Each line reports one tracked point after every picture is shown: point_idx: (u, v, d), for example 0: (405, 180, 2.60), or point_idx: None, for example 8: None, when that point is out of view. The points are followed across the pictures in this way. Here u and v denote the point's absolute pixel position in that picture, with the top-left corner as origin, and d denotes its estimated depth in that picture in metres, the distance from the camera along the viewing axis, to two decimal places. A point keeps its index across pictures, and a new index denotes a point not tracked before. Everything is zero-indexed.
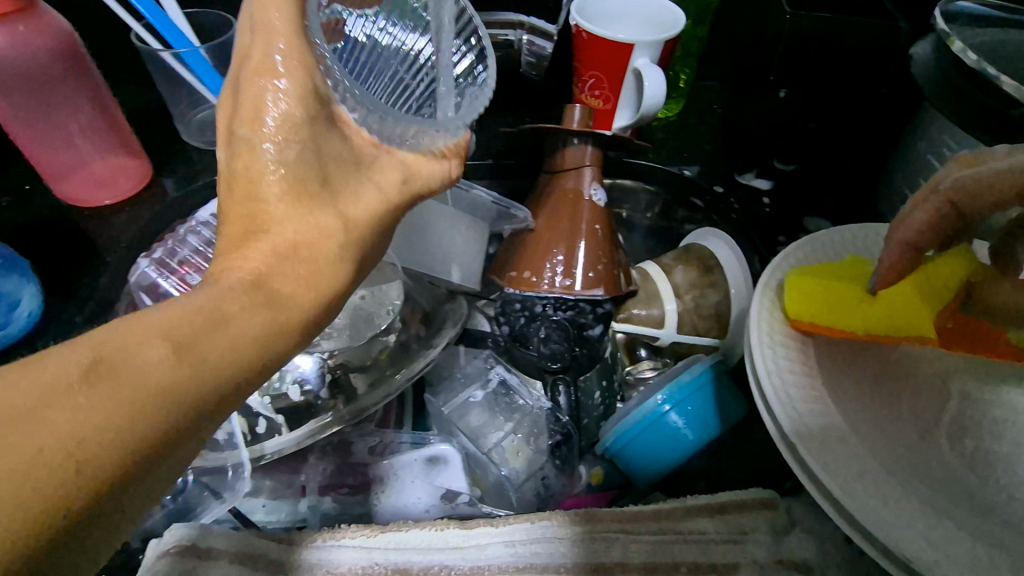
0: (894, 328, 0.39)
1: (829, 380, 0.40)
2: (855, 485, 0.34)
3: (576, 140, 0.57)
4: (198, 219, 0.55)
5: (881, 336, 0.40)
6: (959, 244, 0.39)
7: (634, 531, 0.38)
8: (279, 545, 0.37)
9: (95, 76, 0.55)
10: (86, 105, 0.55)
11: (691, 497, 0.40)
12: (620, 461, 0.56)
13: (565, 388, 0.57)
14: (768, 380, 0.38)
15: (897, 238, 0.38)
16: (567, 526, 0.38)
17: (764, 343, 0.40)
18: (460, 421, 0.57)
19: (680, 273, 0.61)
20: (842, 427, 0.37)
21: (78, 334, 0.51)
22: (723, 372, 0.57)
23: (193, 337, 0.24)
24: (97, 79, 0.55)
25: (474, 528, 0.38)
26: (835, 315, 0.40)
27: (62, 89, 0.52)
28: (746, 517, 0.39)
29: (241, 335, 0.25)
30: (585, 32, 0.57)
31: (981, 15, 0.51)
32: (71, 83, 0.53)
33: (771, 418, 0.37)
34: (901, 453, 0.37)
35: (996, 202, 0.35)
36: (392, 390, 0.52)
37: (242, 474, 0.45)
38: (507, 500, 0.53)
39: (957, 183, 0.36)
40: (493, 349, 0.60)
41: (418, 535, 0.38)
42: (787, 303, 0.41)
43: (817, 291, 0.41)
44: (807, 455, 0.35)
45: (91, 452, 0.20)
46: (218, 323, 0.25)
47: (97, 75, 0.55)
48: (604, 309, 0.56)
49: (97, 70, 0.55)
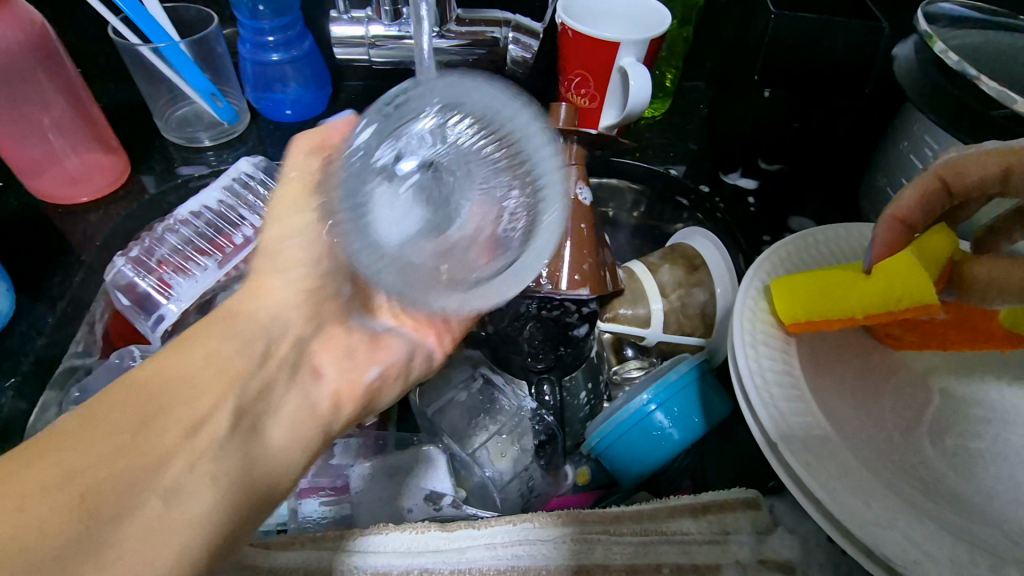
0: (893, 304, 0.37)
1: (812, 378, 0.40)
2: (836, 484, 0.34)
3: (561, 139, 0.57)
4: (176, 217, 0.54)
5: (882, 316, 0.38)
6: (939, 221, 0.39)
7: (617, 532, 0.38)
8: (256, 549, 0.37)
9: (69, 71, 0.53)
10: (59, 100, 0.53)
11: (675, 497, 0.40)
12: (605, 460, 0.56)
13: (550, 387, 0.56)
14: (751, 381, 0.38)
15: (886, 214, 0.39)
16: (547, 529, 0.37)
17: (747, 342, 0.40)
18: (443, 421, 0.57)
19: (666, 271, 0.61)
20: (824, 426, 0.37)
21: (59, 347, 0.51)
22: (707, 372, 0.57)
23: (152, 408, 0.30)
24: (71, 73, 0.53)
25: (455, 530, 0.37)
26: (827, 306, 0.39)
27: (33, 84, 0.51)
28: (729, 516, 0.38)
29: (195, 399, 0.31)
30: (571, 30, 0.57)
31: (962, 17, 0.51)
32: (45, 78, 0.51)
33: (754, 419, 0.37)
34: (884, 453, 0.37)
35: (982, 180, 0.36)
36: None
37: None
38: (492, 501, 0.53)
39: (945, 160, 0.37)
40: (478, 348, 0.59)
41: (399, 538, 0.37)
42: (778, 306, 0.40)
43: (805, 288, 0.40)
44: (789, 452, 0.35)
45: (54, 522, 0.24)
46: (164, 407, 0.30)
47: (71, 69, 0.53)
48: (590, 309, 0.55)
49: (71, 64, 0.54)
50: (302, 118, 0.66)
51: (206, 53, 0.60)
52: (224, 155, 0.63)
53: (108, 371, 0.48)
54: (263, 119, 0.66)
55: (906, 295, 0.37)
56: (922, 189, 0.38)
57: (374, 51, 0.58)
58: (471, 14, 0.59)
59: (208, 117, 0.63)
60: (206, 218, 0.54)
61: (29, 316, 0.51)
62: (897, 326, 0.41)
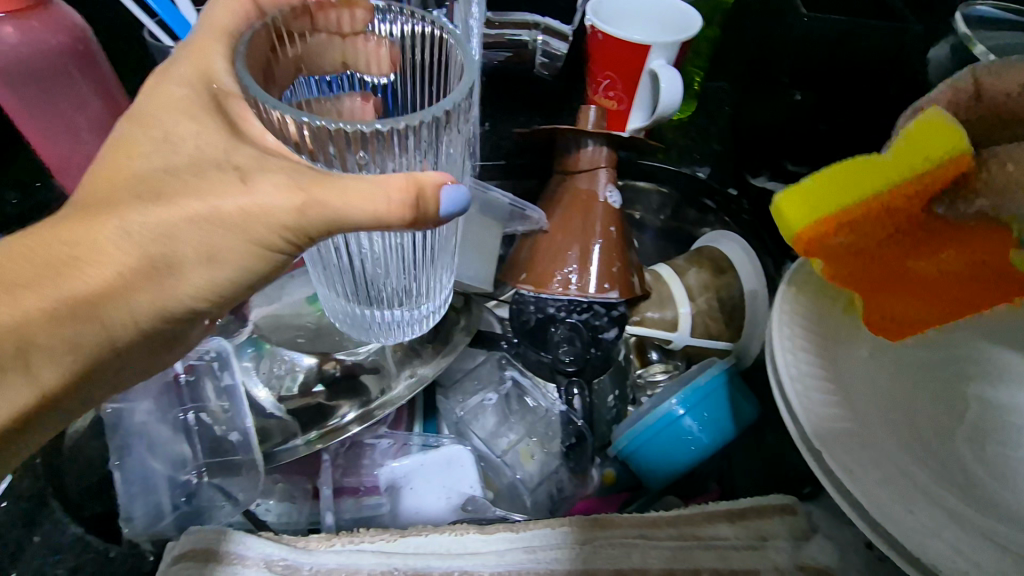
0: (916, 171, 0.33)
1: (850, 384, 0.40)
2: (880, 492, 0.33)
3: (591, 142, 0.57)
4: None
5: (905, 188, 0.34)
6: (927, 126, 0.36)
7: (654, 537, 0.37)
8: (296, 550, 0.36)
9: (105, 74, 0.54)
10: (94, 99, 0.54)
11: (711, 503, 0.39)
12: (632, 463, 0.56)
13: (579, 391, 0.56)
14: (790, 385, 0.38)
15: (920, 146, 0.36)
16: (583, 532, 0.37)
17: (785, 347, 0.40)
18: (472, 423, 0.56)
19: (693, 274, 0.61)
20: (864, 433, 0.36)
21: None
22: (735, 376, 0.57)
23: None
24: (106, 71, 0.54)
25: (493, 533, 0.37)
26: (847, 195, 0.34)
27: (70, 84, 0.51)
28: (766, 523, 0.38)
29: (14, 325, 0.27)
30: (600, 32, 0.57)
31: (1002, 19, 0.49)
32: (82, 78, 0.52)
33: (792, 421, 0.37)
34: (926, 459, 0.36)
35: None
36: (407, 393, 0.51)
37: (257, 475, 0.45)
38: (521, 503, 0.53)
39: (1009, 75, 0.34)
40: (507, 351, 0.59)
41: (436, 541, 0.37)
42: (790, 208, 0.35)
43: (817, 188, 0.35)
44: (831, 458, 0.35)
45: None
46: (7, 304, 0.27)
47: (106, 70, 0.54)
48: (618, 312, 0.56)
49: (106, 62, 0.54)
50: None
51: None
52: None
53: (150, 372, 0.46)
54: None
55: (930, 162, 0.33)
56: (952, 93, 0.34)
57: None
58: (501, 17, 0.59)
59: None
60: None
61: None
62: (893, 275, 0.37)
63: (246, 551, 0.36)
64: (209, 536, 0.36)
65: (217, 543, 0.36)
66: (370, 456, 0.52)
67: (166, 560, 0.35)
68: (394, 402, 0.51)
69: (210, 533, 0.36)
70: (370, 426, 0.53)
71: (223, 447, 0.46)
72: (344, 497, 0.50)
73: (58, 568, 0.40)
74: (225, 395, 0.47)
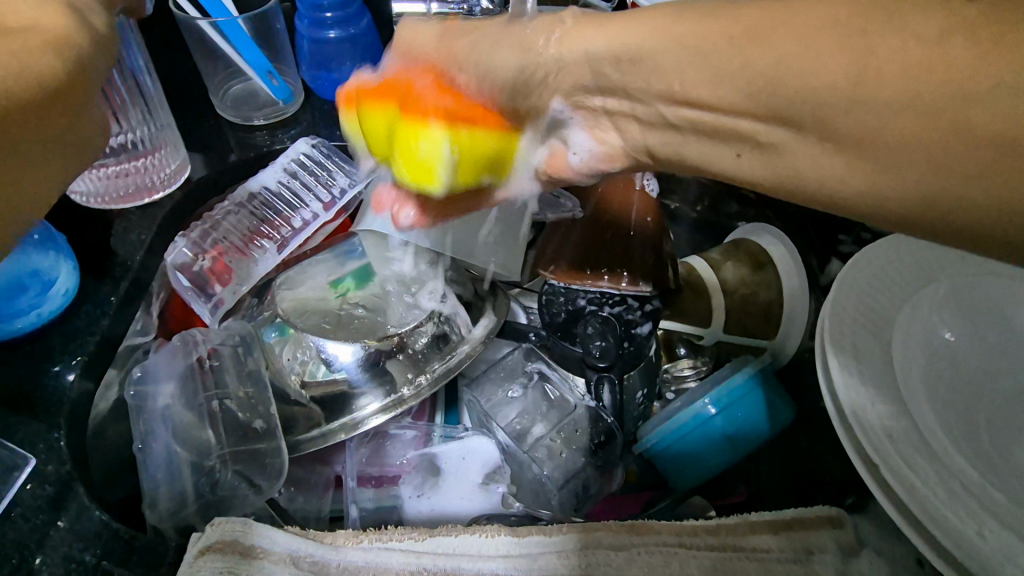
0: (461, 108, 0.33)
1: (908, 390, 0.37)
2: (945, 512, 0.31)
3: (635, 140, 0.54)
4: (234, 198, 0.52)
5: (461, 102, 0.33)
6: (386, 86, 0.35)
7: (694, 545, 0.36)
8: (323, 546, 0.35)
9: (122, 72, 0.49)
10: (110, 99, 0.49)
11: (754, 513, 0.38)
12: (662, 461, 0.55)
13: (609, 386, 0.54)
14: (846, 394, 0.36)
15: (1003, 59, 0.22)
16: (615, 535, 0.36)
17: (841, 352, 0.38)
18: (497, 414, 0.55)
19: (730, 268, 0.59)
20: (926, 445, 0.34)
21: (101, 318, 0.47)
22: (771, 377, 0.55)
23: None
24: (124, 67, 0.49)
25: (527, 536, 0.36)
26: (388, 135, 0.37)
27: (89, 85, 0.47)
28: (813, 535, 0.36)
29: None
30: (642, 11, 0.54)
31: None
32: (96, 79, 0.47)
33: (847, 435, 0.35)
34: (988, 473, 0.34)
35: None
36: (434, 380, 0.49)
37: (280, 466, 0.44)
38: (546, 500, 0.50)
39: None
40: (534, 343, 0.58)
41: (467, 541, 0.36)
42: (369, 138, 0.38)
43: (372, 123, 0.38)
44: (888, 470, 0.33)
45: None
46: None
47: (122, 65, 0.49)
48: (652, 307, 0.54)
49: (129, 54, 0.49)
50: None
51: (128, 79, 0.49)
52: (279, 134, 0.62)
53: (172, 354, 0.46)
54: (316, 99, 0.65)
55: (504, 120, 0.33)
56: None
57: None
58: None
59: (263, 97, 0.62)
60: (262, 200, 0.52)
61: (91, 295, 0.48)
62: None
63: (272, 548, 0.35)
64: (229, 535, 0.35)
65: (241, 539, 0.35)
66: (395, 448, 0.51)
67: (190, 559, 0.34)
68: (417, 394, 0.49)
69: (234, 528, 0.35)
70: (395, 417, 0.52)
71: (246, 433, 0.45)
72: (365, 491, 0.49)
73: (86, 554, 0.38)
74: (250, 380, 0.47)
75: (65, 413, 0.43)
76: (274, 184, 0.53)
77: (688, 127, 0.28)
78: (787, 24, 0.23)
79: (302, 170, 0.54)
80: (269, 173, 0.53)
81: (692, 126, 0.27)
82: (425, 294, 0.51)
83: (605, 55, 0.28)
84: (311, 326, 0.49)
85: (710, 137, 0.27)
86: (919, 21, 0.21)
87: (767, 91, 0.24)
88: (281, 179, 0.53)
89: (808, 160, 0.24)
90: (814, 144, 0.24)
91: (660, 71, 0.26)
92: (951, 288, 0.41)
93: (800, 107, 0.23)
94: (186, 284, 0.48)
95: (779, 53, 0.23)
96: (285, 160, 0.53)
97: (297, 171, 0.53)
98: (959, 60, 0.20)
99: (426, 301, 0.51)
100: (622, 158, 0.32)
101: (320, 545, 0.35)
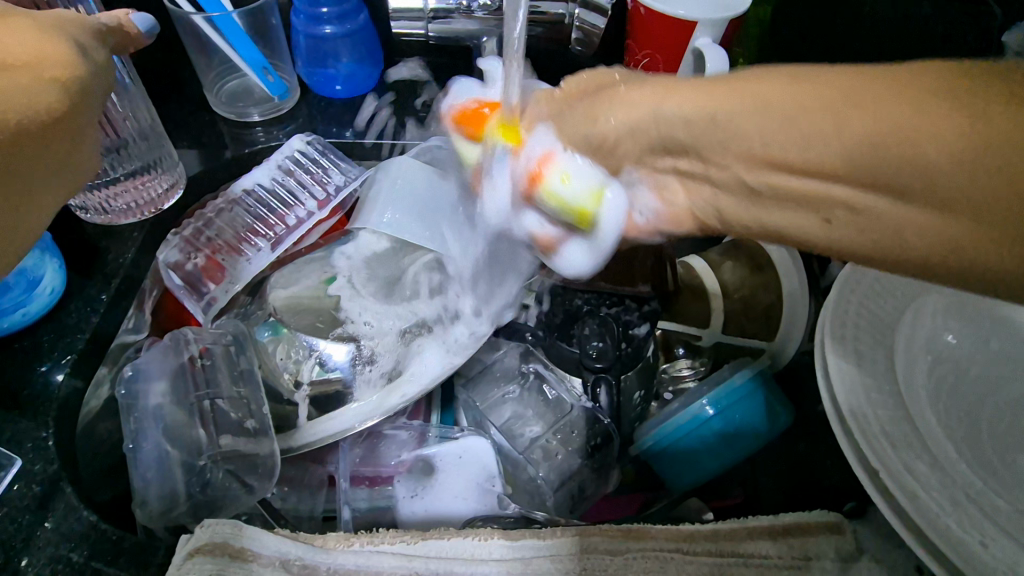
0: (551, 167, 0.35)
1: (908, 395, 0.37)
2: (945, 520, 0.31)
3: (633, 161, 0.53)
4: (227, 196, 0.51)
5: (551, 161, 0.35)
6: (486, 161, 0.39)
7: (691, 551, 0.35)
8: (314, 549, 0.35)
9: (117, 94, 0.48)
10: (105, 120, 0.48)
11: (752, 518, 0.37)
12: (659, 464, 0.54)
13: (606, 387, 0.53)
14: (842, 401, 0.36)
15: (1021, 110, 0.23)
16: (612, 541, 0.35)
17: (838, 357, 0.37)
18: (493, 414, 0.54)
19: (728, 269, 0.60)
20: (926, 452, 0.34)
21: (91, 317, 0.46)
22: (770, 379, 0.55)
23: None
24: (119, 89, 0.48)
25: (520, 540, 0.35)
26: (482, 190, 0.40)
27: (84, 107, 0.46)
28: (811, 541, 0.36)
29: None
30: (643, 7, 0.54)
31: None
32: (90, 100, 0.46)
33: (846, 441, 0.35)
34: (989, 481, 0.33)
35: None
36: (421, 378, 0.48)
37: (272, 466, 0.43)
38: (542, 502, 0.50)
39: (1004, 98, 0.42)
40: (532, 343, 0.55)
41: (461, 545, 0.35)
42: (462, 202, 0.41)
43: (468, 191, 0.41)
44: (890, 477, 0.32)
45: None
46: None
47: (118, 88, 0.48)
48: (650, 307, 0.54)
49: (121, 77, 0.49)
50: (353, 94, 0.64)
51: (121, 98, 0.48)
52: (275, 132, 0.61)
53: (161, 353, 0.46)
54: (312, 96, 0.64)
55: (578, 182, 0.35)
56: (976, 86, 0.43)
57: (432, 25, 0.58)
58: None
59: (259, 93, 0.61)
60: (257, 196, 0.52)
61: (80, 292, 0.48)
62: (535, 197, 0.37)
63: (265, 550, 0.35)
64: (220, 537, 0.34)
65: (232, 543, 0.34)
66: (390, 446, 0.51)
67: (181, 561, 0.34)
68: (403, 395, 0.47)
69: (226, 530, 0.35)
70: (390, 418, 0.51)
71: (238, 432, 0.44)
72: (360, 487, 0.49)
73: (73, 555, 0.37)
74: (242, 379, 0.47)
75: (54, 411, 0.42)
76: (266, 183, 0.52)
77: (768, 193, 0.27)
78: (863, 104, 0.24)
79: (297, 167, 0.53)
80: (262, 172, 0.52)
81: (773, 192, 0.27)
82: (420, 292, 0.51)
83: (676, 118, 0.29)
84: (305, 326, 0.49)
85: (796, 204, 0.27)
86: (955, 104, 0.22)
87: (866, 154, 0.23)
88: (274, 177, 0.52)
89: (901, 224, 0.24)
90: (897, 206, 0.24)
91: (743, 136, 0.27)
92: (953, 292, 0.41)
93: (890, 176, 0.23)
94: (179, 283, 0.49)
95: (857, 127, 0.24)
96: (279, 156, 0.53)
97: (292, 168, 0.53)
98: (997, 119, 0.21)
99: (421, 300, 0.51)
100: (687, 221, 0.33)
101: (312, 548, 0.35)
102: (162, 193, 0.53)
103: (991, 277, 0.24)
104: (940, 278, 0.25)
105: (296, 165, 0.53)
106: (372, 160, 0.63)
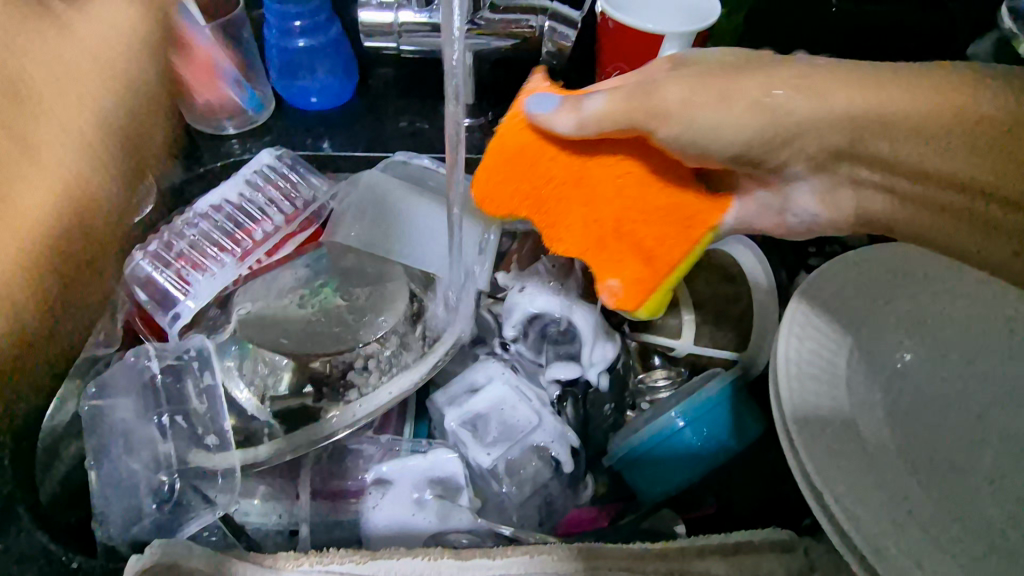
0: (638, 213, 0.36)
1: (858, 416, 0.37)
2: (889, 544, 0.31)
3: None
4: (194, 211, 0.51)
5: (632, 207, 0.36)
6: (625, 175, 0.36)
7: (641, 570, 0.35)
8: (266, 569, 0.35)
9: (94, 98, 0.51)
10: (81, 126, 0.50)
11: (704, 535, 0.37)
12: (629, 474, 0.55)
13: (573, 401, 0.56)
14: (794, 418, 0.35)
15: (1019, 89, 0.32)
16: (563, 562, 0.35)
17: (794, 373, 0.37)
18: (460, 427, 0.53)
19: (702, 280, 0.57)
20: (870, 473, 0.34)
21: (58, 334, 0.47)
22: (742, 389, 0.55)
23: None
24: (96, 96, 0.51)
25: (469, 560, 0.36)
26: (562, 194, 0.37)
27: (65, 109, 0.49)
28: (760, 560, 0.36)
29: None
30: (612, 20, 0.53)
31: None
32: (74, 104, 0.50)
33: (797, 460, 0.34)
34: (932, 504, 0.33)
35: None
36: (386, 399, 0.49)
37: (235, 480, 0.44)
38: (508, 515, 0.51)
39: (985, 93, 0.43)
40: (502, 357, 0.56)
41: (412, 564, 0.36)
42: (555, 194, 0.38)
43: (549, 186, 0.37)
44: (832, 499, 0.32)
45: None
46: None
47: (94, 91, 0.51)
48: (617, 321, 0.57)
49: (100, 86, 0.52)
50: (328, 106, 0.64)
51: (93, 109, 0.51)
52: (249, 144, 0.62)
53: (121, 370, 0.45)
54: (287, 107, 0.64)
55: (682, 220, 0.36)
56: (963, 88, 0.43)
57: (403, 39, 0.58)
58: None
59: (232, 105, 0.61)
60: (226, 211, 0.52)
61: None
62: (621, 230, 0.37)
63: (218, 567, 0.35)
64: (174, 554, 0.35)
65: (188, 560, 0.35)
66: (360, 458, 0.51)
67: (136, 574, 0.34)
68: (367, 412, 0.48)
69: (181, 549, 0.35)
70: (356, 431, 0.52)
71: (201, 447, 0.44)
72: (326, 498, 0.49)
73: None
74: (205, 396, 0.46)
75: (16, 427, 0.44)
76: (233, 198, 0.52)
77: (904, 187, 0.34)
78: (899, 98, 0.32)
79: (265, 183, 0.53)
80: (229, 188, 0.53)
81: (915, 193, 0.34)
82: (387, 306, 0.51)
83: (843, 114, 0.32)
84: (270, 341, 0.49)
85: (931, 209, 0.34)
86: (941, 117, 0.31)
87: (1000, 157, 0.31)
88: (242, 192, 0.53)
89: (974, 240, 0.34)
90: (905, 202, 0.34)
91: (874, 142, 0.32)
92: (908, 310, 0.41)
93: (1004, 177, 0.31)
94: (146, 300, 0.48)
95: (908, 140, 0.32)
96: (249, 172, 0.53)
97: (261, 184, 0.53)
98: (995, 112, 0.31)
99: (387, 315, 0.50)
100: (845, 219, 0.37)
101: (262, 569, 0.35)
102: (129, 206, 0.54)
103: (999, 256, 0.34)
104: (966, 256, 0.35)
105: (265, 181, 0.54)
106: (346, 172, 0.63)
